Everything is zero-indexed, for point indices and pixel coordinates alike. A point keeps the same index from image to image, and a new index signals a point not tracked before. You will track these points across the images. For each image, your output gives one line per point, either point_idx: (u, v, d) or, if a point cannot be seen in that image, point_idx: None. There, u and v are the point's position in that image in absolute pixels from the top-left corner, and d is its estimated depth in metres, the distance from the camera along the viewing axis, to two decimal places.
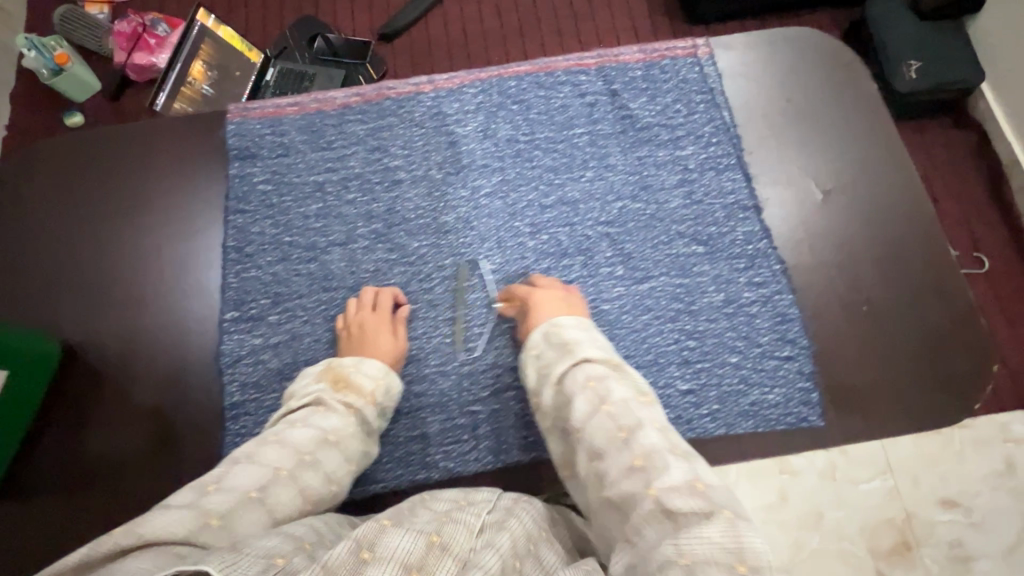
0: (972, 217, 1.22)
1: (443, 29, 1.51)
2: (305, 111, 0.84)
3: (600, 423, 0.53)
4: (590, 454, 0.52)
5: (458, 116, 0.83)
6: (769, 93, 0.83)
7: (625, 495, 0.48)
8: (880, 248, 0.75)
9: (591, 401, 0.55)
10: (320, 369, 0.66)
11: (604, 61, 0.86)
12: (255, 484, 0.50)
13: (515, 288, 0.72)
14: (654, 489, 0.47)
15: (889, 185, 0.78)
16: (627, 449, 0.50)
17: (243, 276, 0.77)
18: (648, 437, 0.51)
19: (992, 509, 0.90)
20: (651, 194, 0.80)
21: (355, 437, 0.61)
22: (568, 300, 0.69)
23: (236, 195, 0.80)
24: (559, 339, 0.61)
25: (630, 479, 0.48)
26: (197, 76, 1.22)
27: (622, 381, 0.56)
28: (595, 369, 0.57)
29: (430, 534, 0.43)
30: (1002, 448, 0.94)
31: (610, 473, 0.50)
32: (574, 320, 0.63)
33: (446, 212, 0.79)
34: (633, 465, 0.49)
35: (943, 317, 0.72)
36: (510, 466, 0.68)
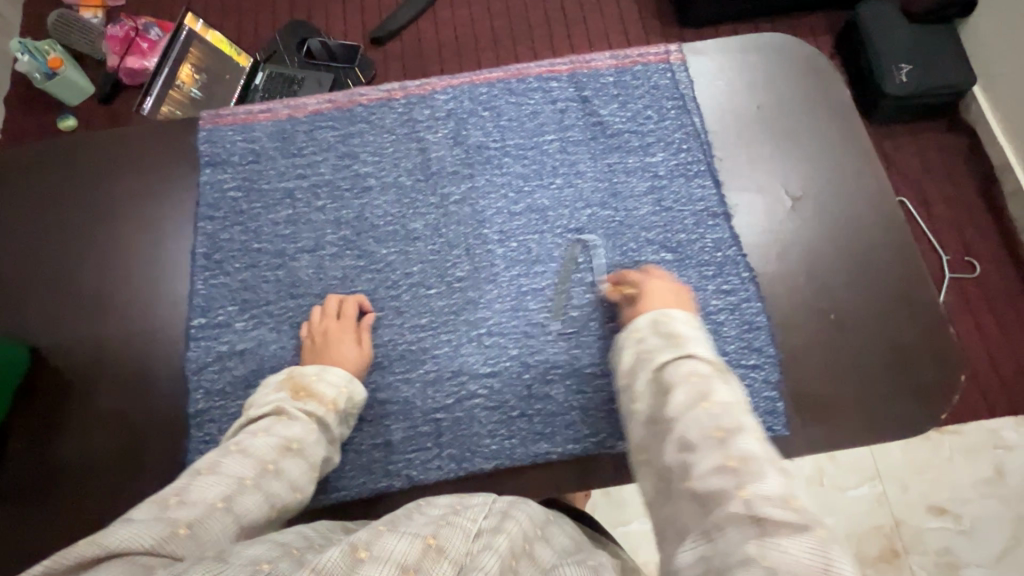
0: (968, 242, 1.29)
1: (435, 35, 1.52)
2: (277, 118, 0.85)
3: (696, 417, 0.48)
4: (679, 444, 0.48)
5: (429, 123, 0.84)
6: (740, 100, 0.83)
7: (710, 493, 0.43)
8: (850, 257, 0.75)
9: (692, 394, 0.50)
10: (281, 378, 0.66)
11: (576, 67, 0.86)
12: (221, 494, 0.49)
13: (628, 275, 0.71)
14: (746, 491, 0.42)
15: (861, 191, 0.78)
16: (721, 448, 0.45)
17: (211, 282, 0.77)
18: (748, 442, 0.46)
19: (982, 516, 1.07)
20: (620, 201, 0.79)
21: (319, 445, 0.61)
22: (680, 295, 0.67)
23: (206, 202, 0.80)
24: (667, 328, 0.58)
25: (719, 477, 0.44)
26: (185, 79, 1.24)
27: (726, 384, 0.51)
28: (700, 366, 0.53)
29: (425, 537, 0.41)
30: (992, 456, 1.11)
31: (699, 468, 0.45)
32: (685, 316, 0.60)
33: (415, 219, 0.79)
34: (727, 465, 0.44)
35: (912, 327, 0.72)
36: (472, 475, 0.68)
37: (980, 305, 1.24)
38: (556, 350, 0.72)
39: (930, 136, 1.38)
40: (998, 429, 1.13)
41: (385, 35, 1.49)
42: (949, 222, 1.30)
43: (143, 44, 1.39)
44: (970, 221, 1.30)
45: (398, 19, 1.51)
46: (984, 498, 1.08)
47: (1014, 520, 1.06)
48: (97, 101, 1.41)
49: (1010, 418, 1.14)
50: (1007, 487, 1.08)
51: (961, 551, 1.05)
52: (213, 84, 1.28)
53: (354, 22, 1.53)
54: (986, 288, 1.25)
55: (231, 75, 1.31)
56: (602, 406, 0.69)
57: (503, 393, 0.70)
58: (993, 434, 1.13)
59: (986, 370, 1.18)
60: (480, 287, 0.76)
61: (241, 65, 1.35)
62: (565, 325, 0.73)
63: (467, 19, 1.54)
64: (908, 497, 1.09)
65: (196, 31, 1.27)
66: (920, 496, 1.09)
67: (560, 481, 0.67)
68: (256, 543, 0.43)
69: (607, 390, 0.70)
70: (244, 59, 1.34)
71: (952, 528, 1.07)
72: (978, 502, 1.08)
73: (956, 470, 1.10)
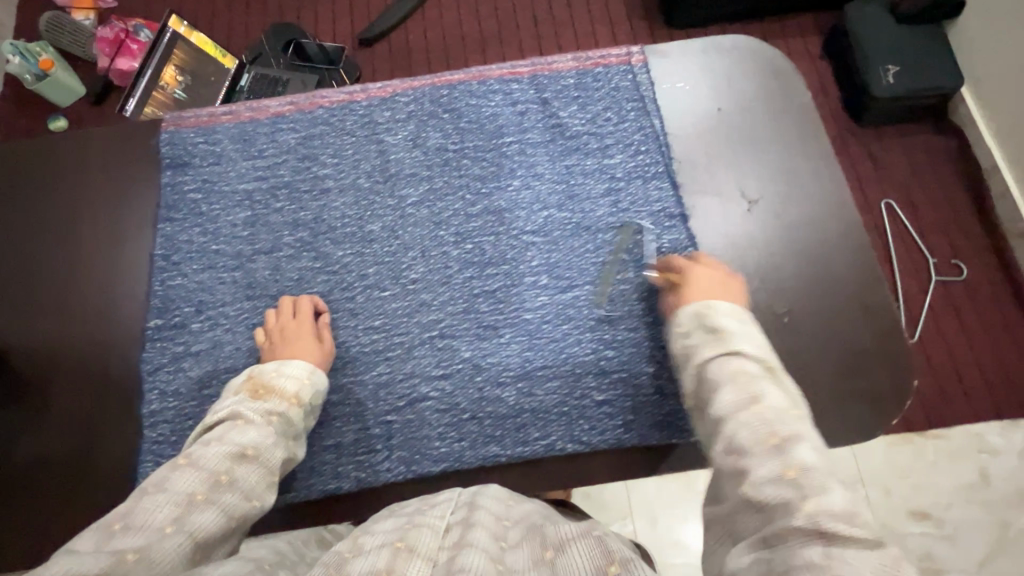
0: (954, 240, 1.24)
1: (424, 36, 1.46)
2: (239, 120, 0.85)
3: (748, 420, 0.48)
4: (730, 448, 0.47)
5: (389, 125, 0.84)
6: (700, 102, 0.83)
7: (770, 503, 0.42)
8: (805, 259, 0.74)
9: (740, 394, 0.50)
10: (241, 380, 0.66)
11: (537, 69, 0.86)
12: (170, 517, 0.48)
13: (674, 259, 0.71)
14: (808, 504, 0.41)
15: (821, 195, 0.77)
16: (778, 456, 0.44)
17: (169, 284, 0.77)
18: (805, 451, 0.45)
19: (963, 521, 1.04)
20: (577, 203, 0.80)
21: (277, 446, 0.60)
22: (726, 285, 0.66)
23: (167, 203, 0.81)
24: (711, 322, 0.59)
25: (779, 487, 0.43)
26: (169, 81, 1.24)
27: (776, 385, 0.51)
28: (750, 366, 0.53)
29: (393, 542, 0.46)
30: (977, 460, 1.08)
31: (755, 474, 0.44)
32: (728, 307, 0.61)
33: (372, 220, 0.79)
34: (784, 475, 0.43)
35: (868, 331, 0.71)
36: (420, 477, 0.68)
37: (965, 309, 1.20)
38: (509, 352, 0.72)
39: (916, 137, 1.32)
40: (982, 434, 1.10)
41: (374, 36, 1.43)
42: (935, 223, 1.26)
43: (132, 46, 1.37)
44: (956, 221, 1.26)
45: (387, 19, 1.44)
46: (966, 503, 1.05)
47: (997, 525, 1.04)
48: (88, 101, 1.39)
49: (994, 422, 1.11)
50: (991, 492, 1.06)
51: (943, 556, 1.02)
52: (198, 86, 1.27)
53: (344, 22, 1.47)
54: (972, 291, 1.21)
55: (217, 78, 1.29)
56: (553, 408, 0.69)
57: (454, 395, 0.70)
58: (978, 438, 1.10)
59: (971, 375, 1.15)
60: (433, 289, 0.76)
61: (227, 67, 1.30)
62: (519, 328, 0.73)
63: (457, 21, 1.48)
64: (890, 500, 1.06)
65: (180, 33, 1.27)
66: (903, 499, 1.06)
67: (508, 483, 0.68)
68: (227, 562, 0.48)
69: (559, 393, 0.70)
70: (229, 60, 1.31)
71: (935, 533, 1.04)
72: (961, 507, 1.05)
73: (939, 473, 1.07)
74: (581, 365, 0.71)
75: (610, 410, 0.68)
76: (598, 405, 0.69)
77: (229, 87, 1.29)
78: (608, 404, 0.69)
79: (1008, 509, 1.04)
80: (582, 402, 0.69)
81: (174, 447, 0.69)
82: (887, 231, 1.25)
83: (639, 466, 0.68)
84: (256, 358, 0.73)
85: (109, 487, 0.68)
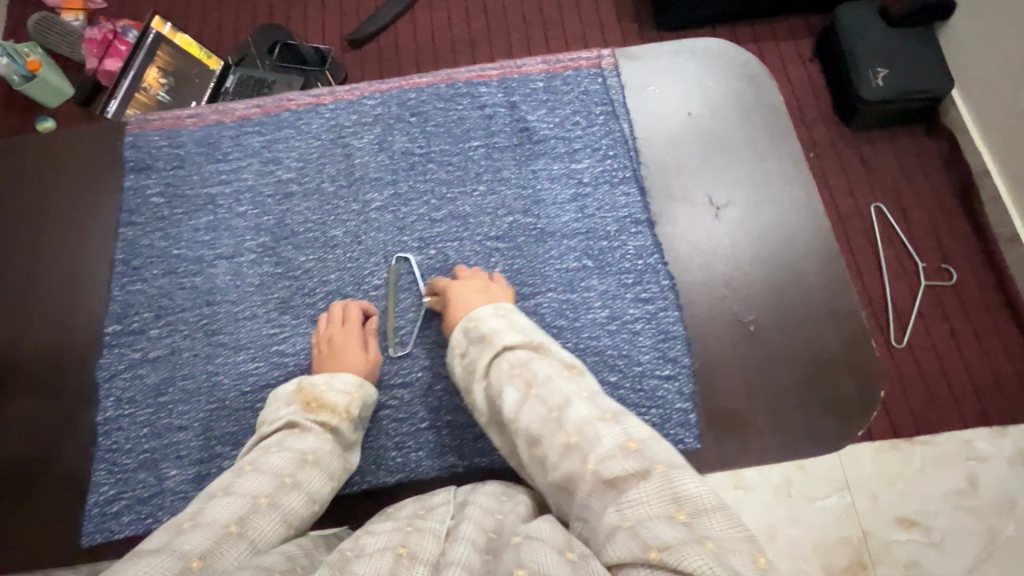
0: (942, 235, 1.18)
1: (412, 35, 1.36)
2: (204, 123, 0.84)
3: (531, 409, 0.52)
4: (528, 442, 0.51)
5: (355, 129, 0.83)
6: (670, 107, 0.82)
7: (569, 476, 0.47)
8: (774, 267, 0.73)
9: (520, 388, 0.54)
10: (291, 391, 0.64)
11: (506, 72, 0.85)
12: (234, 517, 0.48)
13: (436, 282, 0.71)
14: (592, 463, 0.46)
15: (792, 204, 0.76)
16: (561, 430, 0.49)
17: (129, 289, 0.76)
18: (579, 412, 0.50)
19: (952, 529, 0.99)
20: (542, 208, 0.78)
21: (334, 456, 0.60)
22: (488, 286, 0.68)
23: (129, 208, 0.80)
24: (477, 332, 0.60)
25: (569, 458, 0.47)
26: (151, 82, 1.14)
27: (547, 362, 0.56)
28: (515, 356, 0.57)
29: (396, 547, 0.42)
30: (965, 466, 1.02)
31: (550, 456, 0.49)
32: (490, 309, 0.62)
33: (335, 226, 0.78)
34: (570, 444, 0.48)
35: (835, 339, 0.70)
36: (375, 486, 0.66)
37: (955, 313, 1.13)
38: None
39: (905, 140, 1.25)
40: (972, 440, 1.04)
41: (364, 37, 1.33)
42: (925, 227, 1.19)
43: (121, 47, 1.26)
44: (947, 224, 1.19)
45: (377, 19, 1.34)
46: (953, 511, 1.00)
47: (985, 533, 0.98)
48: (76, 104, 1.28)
49: (983, 428, 1.05)
50: (979, 499, 1.00)
51: (930, 565, 0.97)
52: (182, 88, 1.16)
53: (332, 25, 1.36)
54: (961, 292, 1.15)
55: (202, 80, 1.17)
56: None
57: (412, 404, 0.69)
58: (967, 444, 1.04)
59: (960, 384, 1.09)
60: (396, 295, 0.75)
61: (212, 69, 1.18)
62: None
63: (446, 23, 1.37)
64: (877, 507, 1.00)
65: (164, 34, 1.16)
66: (889, 506, 1.00)
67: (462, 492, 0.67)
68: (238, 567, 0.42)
69: None
70: (214, 62, 1.19)
71: (921, 541, 0.98)
72: (949, 514, 0.99)
73: (928, 480, 1.01)
74: None
75: None
76: None
77: (215, 90, 1.18)
78: None
79: (995, 517, 0.99)
80: None
81: (126, 455, 0.68)
82: (876, 234, 1.18)
83: None
84: (213, 365, 0.72)
85: (65, 495, 0.67)
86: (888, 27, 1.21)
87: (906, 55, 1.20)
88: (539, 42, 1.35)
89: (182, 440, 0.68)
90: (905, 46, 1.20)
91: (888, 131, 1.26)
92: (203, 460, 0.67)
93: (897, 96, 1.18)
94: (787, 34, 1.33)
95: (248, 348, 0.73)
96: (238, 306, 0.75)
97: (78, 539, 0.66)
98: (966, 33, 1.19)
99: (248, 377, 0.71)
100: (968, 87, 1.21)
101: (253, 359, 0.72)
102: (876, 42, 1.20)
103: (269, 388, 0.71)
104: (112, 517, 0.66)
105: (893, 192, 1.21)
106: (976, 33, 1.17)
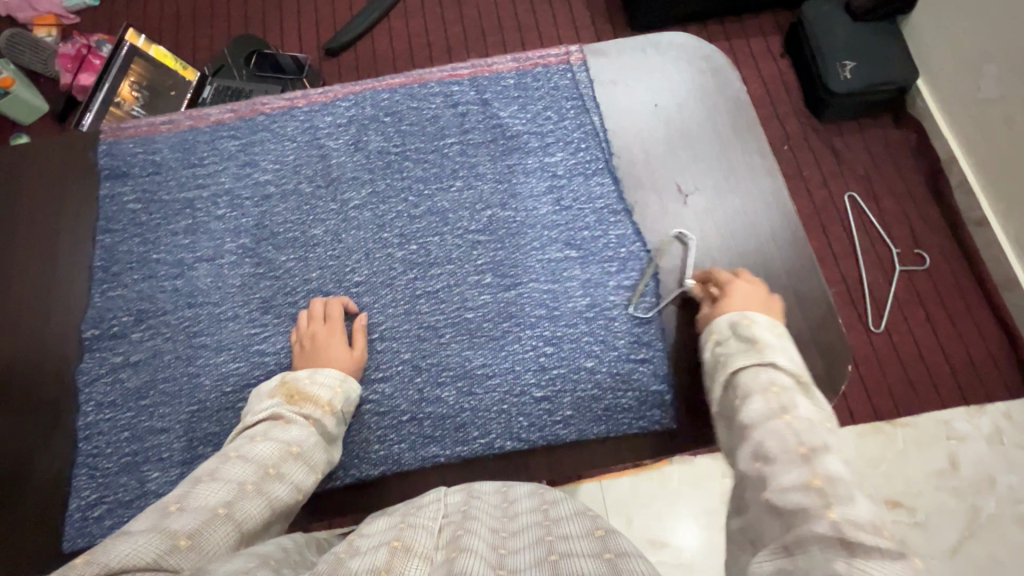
0: (914, 220, 1.22)
1: (390, 43, 1.37)
2: (178, 128, 0.85)
3: (776, 428, 0.48)
4: (757, 453, 0.48)
5: (329, 130, 0.84)
6: (638, 99, 0.84)
7: (790, 509, 0.43)
8: (745, 253, 0.75)
9: (771, 404, 0.51)
10: (275, 386, 0.65)
11: (477, 71, 0.87)
12: (222, 501, 0.49)
13: (715, 272, 0.70)
14: (833, 513, 0.41)
15: (758, 189, 0.78)
16: (805, 465, 0.45)
17: (109, 294, 0.76)
18: (833, 463, 0.45)
19: (933, 509, 1.01)
20: (519, 202, 0.80)
21: (318, 448, 0.60)
22: (766, 301, 0.65)
23: (105, 214, 0.80)
24: (748, 333, 0.59)
25: (802, 494, 0.43)
26: (126, 97, 1.13)
27: (808, 401, 0.52)
28: (780, 376, 0.54)
29: (391, 541, 0.44)
30: (945, 447, 1.05)
31: (780, 479, 0.45)
32: (767, 321, 0.60)
33: (314, 225, 0.79)
34: (809, 483, 0.43)
35: (802, 320, 0.72)
36: (361, 481, 0.67)
37: (929, 298, 1.17)
38: (449, 352, 0.72)
39: (877, 132, 1.29)
40: (950, 420, 1.07)
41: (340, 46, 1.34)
42: (898, 214, 1.22)
43: (94, 60, 1.26)
44: (919, 212, 1.22)
45: (354, 28, 1.36)
46: (936, 490, 1.02)
47: (968, 511, 1.00)
48: (53, 119, 1.28)
49: (961, 408, 1.08)
50: (960, 479, 1.03)
51: (916, 544, 0.99)
52: (156, 102, 1.15)
53: (311, 32, 1.38)
54: (935, 278, 1.18)
55: (177, 91, 1.17)
56: (493, 406, 0.69)
57: (394, 397, 0.70)
58: (945, 424, 1.07)
59: (938, 365, 1.12)
60: (376, 292, 0.75)
61: (187, 79, 1.18)
62: (458, 327, 0.73)
63: (424, 28, 1.38)
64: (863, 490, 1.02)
65: (138, 47, 1.15)
66: (874, 488, 1.02)
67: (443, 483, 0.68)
68: (235, 557, 0.43)
69: (499, 391, 0.70)
70: (190, 73, 1.18)
71: (906, 521, 1.00)
72: (932, 495, 1.02)
73: (910, 462, 1.04)
74: (520, 362, 0.71)
75: (549, 406, 0.69)
76: (537, 401, 0.69)
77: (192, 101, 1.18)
78: (546, 400, 0.69)
79: (977, 495, 1.01)
80: (522, 399, 0.69)
81: (108, 459, 0.68)
82: (851, 223, 1.22)
83: (579, 459, 0.69)
84: (194, 366, 0.72)
85: (45, 501, 0.67)
86: (853, 21, 1.24)
87: (871, 49, 1.23)
88: (516, 43, 1.36)
89: (164, 442, 0.68)
90: (870, 41, 1.24)
91: (856, 122, 1.29)
92: (186, 461, 0.67)
93: (865, 89, 1.22)
94: (758, 30, 1.37)
95: (229, 348, 0.73)
96: (219, 307, 0.75)
97: (61, 544, 0.65)
98: (925, 25, 1.23)
99: (229, 377, 0.71)
100: (931, 77, 1.24)
101: (234, 360, 0.72)
102: (844, 38, 1.23)
103: (249, 388, 0.71)
104: (93, 521, 0.65)
105: (865, 179, 1.25)
106: (936, 25, 1.20)
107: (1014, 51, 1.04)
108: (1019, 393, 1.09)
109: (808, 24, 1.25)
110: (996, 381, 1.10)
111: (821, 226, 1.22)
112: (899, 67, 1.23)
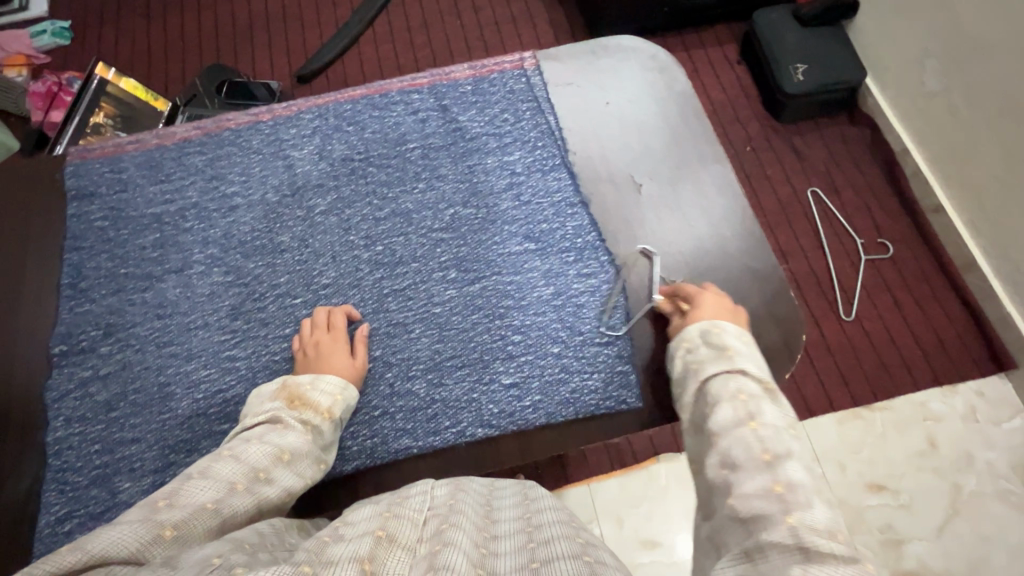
0: (872, 206, 1.27)
1: (360, 69, 1.41)
2: (145, 147, 0.87)
3: (742, 437, 0.49)
4: (722, 461, 0.49)
5: (294, 141, 0.86)
6: (589, 98, 0.88)
7: (752, 516, 0.44)
8: (702, 240, 0.78)
9: (738, 412, 0.52)
10: (275, 389, 0.64)
11: (435, 79, 0.91)
12: (196, 496, 0.48)
13: (681, 286, 0.71)
14: (791, 518, 0.42)
15: (709, 176, 0.82)
16: (769, 473, 0.46)
17: (77, 310, 0.76)
18: (795, 469, 0.46)
19: (917, 491, 1.03)
20: (480, 199, 0.83)
21: (310, 458, 0.58)
22: (735, 312, 0.65)
23: (73, 233, 0.81)
24: (718, 340, 0.60)
25: (764, 501, 0.44)
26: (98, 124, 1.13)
27: (775, 406, 0.53)
28: (749, 385, 0.54)
29: (374, 531, 0.44)
30: (922, 428, 1.07)
31: (744, 487, 0.46)
32: (735, 329, 0.62)
33: (282, 232, 0.81)
34: (772, 490, 0.45)
35: (759, 301, 0.75)
36: (336, 480, 0.67)
37: (896, 282, 1.20)
38: (419, 346, 0.73)
39: (831, 128, 1.35)
40: (926, 402, 1.10)
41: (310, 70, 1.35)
42: (857, 204, 1.27)
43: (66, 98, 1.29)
44: (877, 202, 1.27)
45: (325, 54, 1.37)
46: (919, 472, 1.04)
47: (950, 490, 1.03)
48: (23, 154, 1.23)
49: (934, 389, 1.11)
50: (939, 458, 1.05)
51: (903, 527, 1.00)
52: (133, 125, 1.16)
53: (281, 61, 1.41)
54: (898, 264, 1.21)
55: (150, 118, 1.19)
56: (463, 396, 0.71)
57: (366, 393, 0.71)
58: (922, 406, 1.09)
59: (908, 346, 1.14)
60: (344, 293, 0.77)
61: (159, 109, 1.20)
62: (428, 322, 0.75)
63: (392, 53, 1.43)
64: (846, 475, 1.04)
65: (107, 80, 1.16)
66: (857, 474, 1.04)
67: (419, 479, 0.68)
68: (207, 543, 0.42)
69: (467, 381, 0.71)
70: (162, 104, 1.21)
71: (891, 504, 1.02)
72: (914, 476, 1.04)
73: (891, 445, 1.06)
74: (488, 351, 0.73)
75: (516, 392, 0.71)
76: (505, 388, 0.71)
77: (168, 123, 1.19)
78: (514, 386, 0.71)
79: (958, 473, 1.04)
80: (491, 386, 0.71)
81: (78, 472, 0.68)
82: (813, 213, 1.26)
83: (550, 442, 0.70)
84: (165, 376, 0.72)
85: (12, 517, 0.66)
86: (800, 26, 1.32)
87: (820, 51, 1.30)
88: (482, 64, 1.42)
89: (136, 452, 0.68)
90: (818, 44, 1.31)
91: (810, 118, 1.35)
92: (158, 469, 0.67)
93: (817, 90, 1.28)
94: (711, 38, 1.44)
95: (200, 356, 0.73)
96: (188, 316, 0.76)
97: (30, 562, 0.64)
98: (869, 27, 1.30)
99: (200, 385, 0.72)
100: (878, 76, 1.31)
101: (204, 366, 0.73)
102: (793, 43, 1.30)
103: (220, 394, 0.71)
104: (63, 535, 0.65)
105: (823, 171, 1.30)
106: (877, 26, 1.27)
107: (948, 45, 1.11)
108: (988, 370, 1.12)
109: (759, 30, 1.32)
110: (966, 360, 1.13)
111: (785, 216, 1.26)
112: (847, 66, 1.29)
